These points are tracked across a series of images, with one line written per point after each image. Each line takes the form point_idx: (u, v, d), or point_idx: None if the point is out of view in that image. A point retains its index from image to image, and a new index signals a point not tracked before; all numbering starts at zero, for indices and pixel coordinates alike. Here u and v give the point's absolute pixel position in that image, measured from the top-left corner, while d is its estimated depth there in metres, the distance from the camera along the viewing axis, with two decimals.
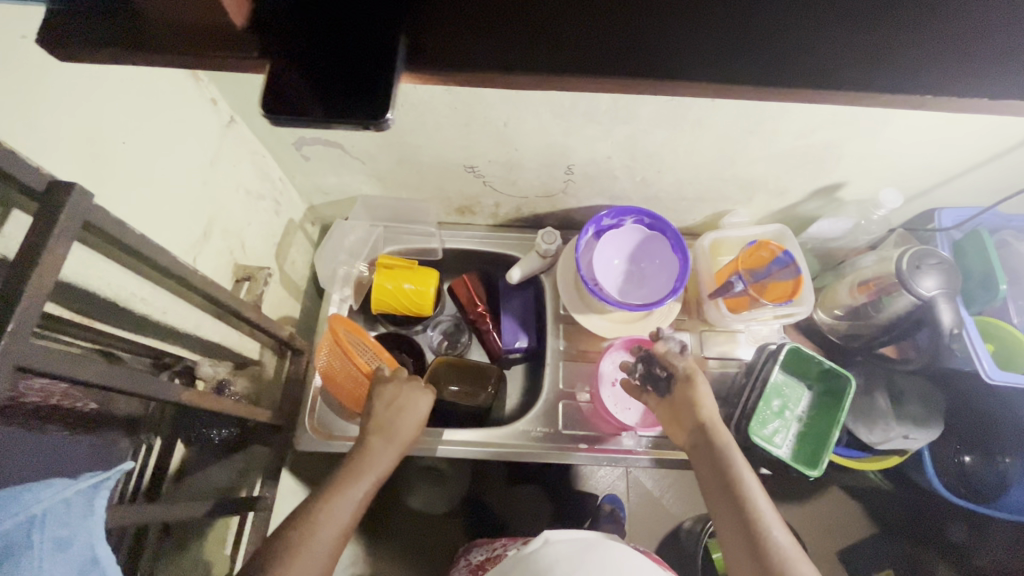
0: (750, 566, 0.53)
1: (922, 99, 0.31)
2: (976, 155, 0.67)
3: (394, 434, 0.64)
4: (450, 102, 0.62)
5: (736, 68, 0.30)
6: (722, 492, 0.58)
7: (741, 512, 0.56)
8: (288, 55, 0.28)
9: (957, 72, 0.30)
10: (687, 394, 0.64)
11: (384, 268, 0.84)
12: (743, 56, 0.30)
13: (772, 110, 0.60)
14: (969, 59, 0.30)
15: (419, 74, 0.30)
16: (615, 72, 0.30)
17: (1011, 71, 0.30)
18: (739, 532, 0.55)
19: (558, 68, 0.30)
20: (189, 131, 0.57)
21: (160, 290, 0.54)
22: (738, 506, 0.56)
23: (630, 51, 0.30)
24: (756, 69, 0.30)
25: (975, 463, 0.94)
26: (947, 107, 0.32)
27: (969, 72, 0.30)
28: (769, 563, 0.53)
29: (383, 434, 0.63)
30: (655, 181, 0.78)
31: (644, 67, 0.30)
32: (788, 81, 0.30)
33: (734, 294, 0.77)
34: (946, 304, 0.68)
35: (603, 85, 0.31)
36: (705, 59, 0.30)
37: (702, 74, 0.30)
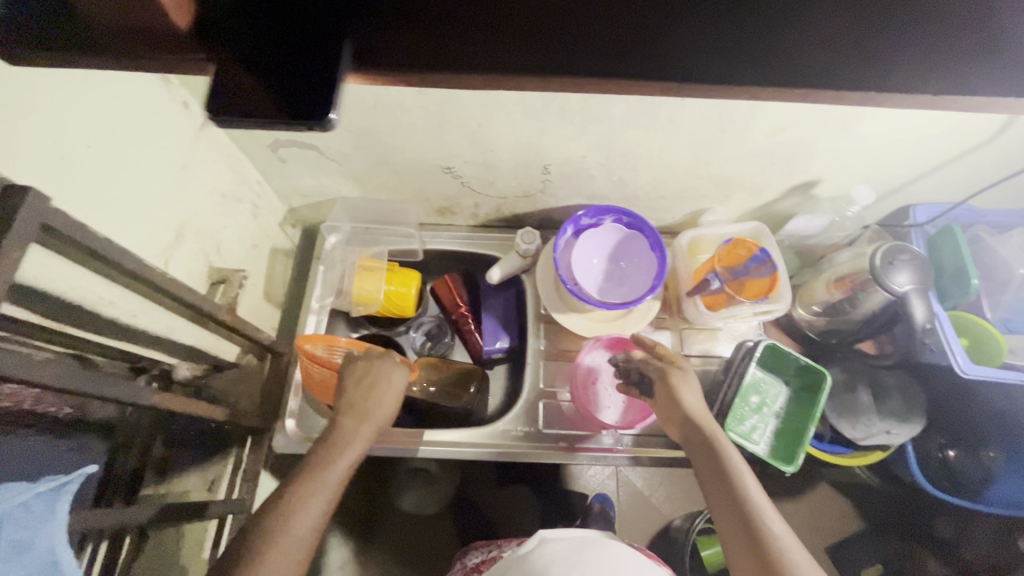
0: (750, 557, 0.52)
1: (869, 95, 0.31)
2: (946, 151, 0.68)
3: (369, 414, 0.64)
4: (422, 103, 0.62)
5: (682, 65, 0.30)
6: (711, 480, 0.57)
7: (735, 504, 0.55)
8: (234, 58, 0.28)
9: (900, 68, 0.31)
10: (669, 382, 0.64)
11: (365, 268, 0.84)
12: (688, 54, 0.30)
13: (742, 107, 0.60)
14: (910, 55, 0.31)
15: (367, 76, 0.30)
16: (562, 71, 0.30)
17: (952, 67, 0.31)
18: (734, 522, 0.54)
19: (507, 67, 0.30)
20: (160, 134, 0.57)
21: (130, 293, 0.53)
22: (727, 492, 0.55)
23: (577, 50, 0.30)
24: (701, 67, 0.31)
25: (960, 459, 0.94)
26: (894, 103, 0.32)
27: (910, 68, 0.31)
28: (765, 553, 0.51)
29: (360, 420, 0.63)
30: (632, 180, 0.78)
31: (590, 66, 0.30)
32: (733, 78, 0.31)
33: (712, 292, 0.77)
34: (918, 299, 0.69)
35: (553, 85, 0.32)
36: (650, 58, 0.30)
37: (648, 72, 0.30)
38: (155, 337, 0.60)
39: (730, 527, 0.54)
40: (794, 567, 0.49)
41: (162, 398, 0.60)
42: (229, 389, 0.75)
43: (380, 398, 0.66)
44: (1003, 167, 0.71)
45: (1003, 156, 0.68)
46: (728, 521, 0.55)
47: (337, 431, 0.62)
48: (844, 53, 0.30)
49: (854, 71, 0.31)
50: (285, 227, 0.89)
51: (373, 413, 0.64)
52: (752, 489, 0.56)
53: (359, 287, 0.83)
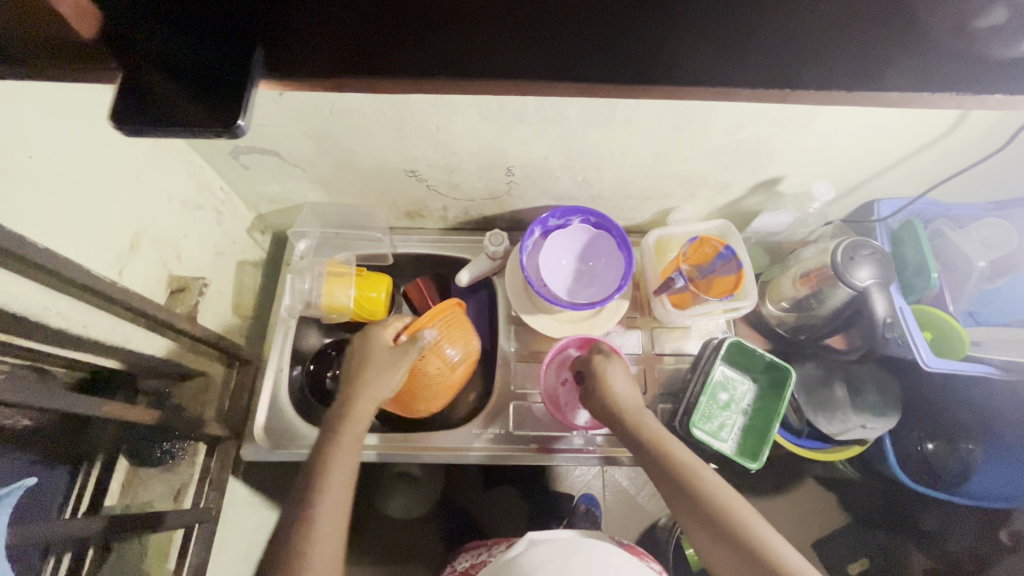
0: (694, 516, 0.56)
1: (813, 92, 0.31)
2: (903, 147, 0.68)
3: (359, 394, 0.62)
4: (377, 108, 0.62)
5: (613, 67, 0.30)
6: (663, 474, 0.59)
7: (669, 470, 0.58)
8: (143, 66, 0.28)
9: (840, 65, 0.30)
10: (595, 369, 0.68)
11: (333, 276, 0.83)
12: (620, 55, 0.30)
13: (695, 106, 0.60)
14: (851, 51, 0.30)
15: (280, 81, 0.30)
16: (492, 74, 0.30)
17: (895, 62, 0.30)
18: (674, 487, 0.58)
19: (436, 72, 0.30)
20: (112, 144, 0.57)
21: (80, 304, 0.53)
22: (672, 471, 0.58)
23: (506, 52, 0.30)
24: (635, 68, 0.30)
25: (939, 451, 0.92)
26: (841, 100, 0.32)
27: (852, 65, 0.30)
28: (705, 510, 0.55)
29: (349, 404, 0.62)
30: (597, 180, 0.79)
31: (519, 70, 0.30)
32: (665, 79, 0.30)
33: (678, 290, 0.77)
34: (878, 294, 0.70)
35: (485, 88, 0.31)
36: (580, 60, 0.30)
37: (577, 73, 0.30)
38: (112, 347, 0.60)
39: (694, 518, 0.56)
40: (737, 517, 0.54)
41: (116, 407, 0.59)
42: (194, 397, 0.75)
43: (359, 376, 0.64)
44: (961, 159, 0.71)
45: (960, 149, 0.69)
46: (688, 513, 0.57)
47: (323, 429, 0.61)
48: (766, 49, 0.30)
49: (802, 67, 0.31)
50: (253, 234, 0.89)
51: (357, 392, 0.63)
52: (705, 473, 0.58)
53: (329, 295, 0.82)
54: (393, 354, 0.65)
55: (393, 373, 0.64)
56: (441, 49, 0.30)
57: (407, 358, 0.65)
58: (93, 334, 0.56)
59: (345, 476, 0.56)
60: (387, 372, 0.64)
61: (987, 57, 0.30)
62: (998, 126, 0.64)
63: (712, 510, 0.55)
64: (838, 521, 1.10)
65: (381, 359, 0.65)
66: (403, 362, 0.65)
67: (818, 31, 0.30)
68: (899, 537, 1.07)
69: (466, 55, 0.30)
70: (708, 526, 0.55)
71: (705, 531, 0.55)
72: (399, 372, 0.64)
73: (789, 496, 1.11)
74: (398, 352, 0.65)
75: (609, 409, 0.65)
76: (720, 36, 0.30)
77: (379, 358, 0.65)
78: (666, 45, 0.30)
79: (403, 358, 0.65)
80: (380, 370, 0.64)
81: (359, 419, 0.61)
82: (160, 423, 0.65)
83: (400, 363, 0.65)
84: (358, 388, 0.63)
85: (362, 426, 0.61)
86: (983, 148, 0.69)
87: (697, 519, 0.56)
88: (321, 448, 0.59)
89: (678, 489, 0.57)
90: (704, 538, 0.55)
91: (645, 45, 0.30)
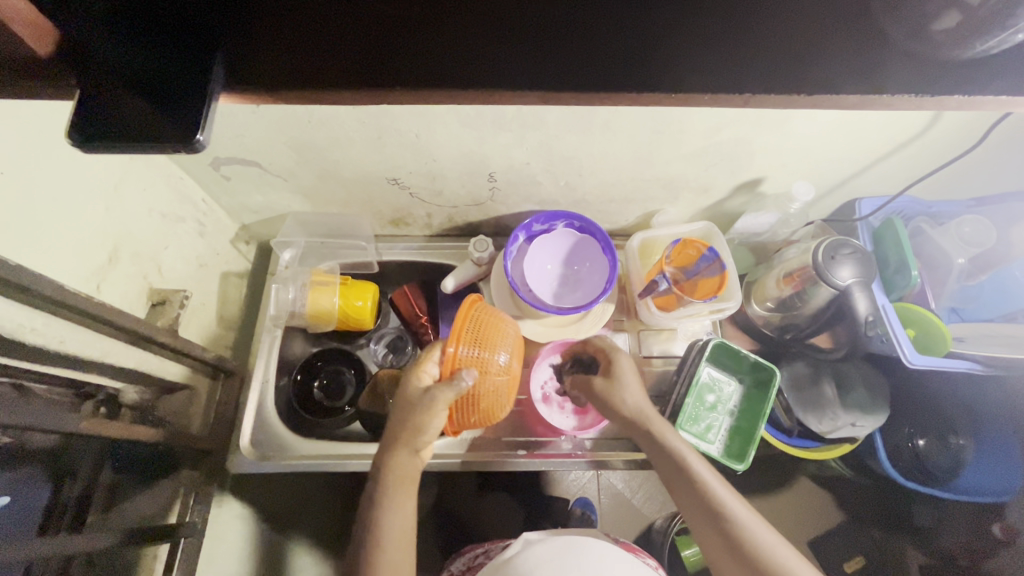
0: (718, 540, 0.56)
1: (785, 97, 0.31)
2: (881, 146, 0.69)
3: (407, 444, 0.58)
4: (357, 117, 0.62)
5: (583, 75, 0.30)
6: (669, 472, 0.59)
7: (694, 492, 0.57)
8: (100, 81, 0.28)
9: (808, 70, 0.30)
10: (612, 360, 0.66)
11: (317, 285, 0.82)
12: (589, 64, 0.30)
13: (673, 110, 0.61)
14: (817, 56, 0.30)
15: (239, 95, 0.30)
16: (461, 84, 0.30)
17: (864, 66, 0.30)
18: (698, 509, 0.57)
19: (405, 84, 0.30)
20: (88, 157, 0.57)
21: (57, 320, 0.53)
22: (698, 495, 0.57)
23: (475, 63, 0.30)
24: (606, 75, 0.30)
25: (930, 446, 0.91)
26: (813, 104, 0.32)
27: (821, 69, 0.30)
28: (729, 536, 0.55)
29: (396, 454, 0.58)
30: (580, 185, 0.79)
31: (488, 80, 0.30)
32: (636, 86, 0.30)
33: (662, 293, 0.78)
34: (860, 292, 0.70)
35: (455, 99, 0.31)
36: (548, 72, 0.30)
37: (545, 82, 0.30)
38: (91, 362, 0.59)
39: (696, 514, 0.57)
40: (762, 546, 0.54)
41: (95, 422, 0.58)
42: (179, 410, 0.75)
43: (394, 420, 0.59)
44: (938, 157, 0.72)
45: (938, 147, 0.69)
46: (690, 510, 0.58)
47: (372, 477, 0.60)
48: (731, 56, 0.31)
49: (774, 71, 0.30)
50: (237, 244, 0.89)
51: (396, 437, 0.58)
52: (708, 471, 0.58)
53: (315, 303, 0.82)
54: (423, 399, 0.56)
55: (427, 420, 0.56)
56: (409, 59, 0.30)
57: (439, 405, 0.55)
58: (70, 349, 0.56)
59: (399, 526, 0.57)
60: (419, 419, 0.56)
61: (946, 59, 0.31)
62: (973, 123, 0.65)
63: (716, 507, 0.56)
64: (832, 519, 1.10)
65: (411, 405, 0.57)
66: (434, 410, 0.55)
67: (786, 38, 0.31)
68: (893, 534, 1.07)
69: (434, 64, 0.30)
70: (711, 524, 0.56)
71: (709, 530, 0.56)
72: (435, 419, 0.56)
73: (783, 496, 1.11)
74: (426, 400, 0.55)
75: (632, 413, 0.61)
76: (689, 43, 0.31)
77: (409, 400, 0.57)
78: (638, 55, 0.31)
79: (435, 405, 0.56)
80: (412, 419, 0.57)
81: (403, 466, 0.58)
82: (142, 437, 0.64)
83: (432, 410, 0.56)
84: (395, 434, 0.58)
85: (408, 472, 0.59)
86: (958, 146, 0.70)
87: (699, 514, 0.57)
88: (372, 500, 0.59)
89: (683, 487, 0.58)
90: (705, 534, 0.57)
91: (616, 54, 0.31)
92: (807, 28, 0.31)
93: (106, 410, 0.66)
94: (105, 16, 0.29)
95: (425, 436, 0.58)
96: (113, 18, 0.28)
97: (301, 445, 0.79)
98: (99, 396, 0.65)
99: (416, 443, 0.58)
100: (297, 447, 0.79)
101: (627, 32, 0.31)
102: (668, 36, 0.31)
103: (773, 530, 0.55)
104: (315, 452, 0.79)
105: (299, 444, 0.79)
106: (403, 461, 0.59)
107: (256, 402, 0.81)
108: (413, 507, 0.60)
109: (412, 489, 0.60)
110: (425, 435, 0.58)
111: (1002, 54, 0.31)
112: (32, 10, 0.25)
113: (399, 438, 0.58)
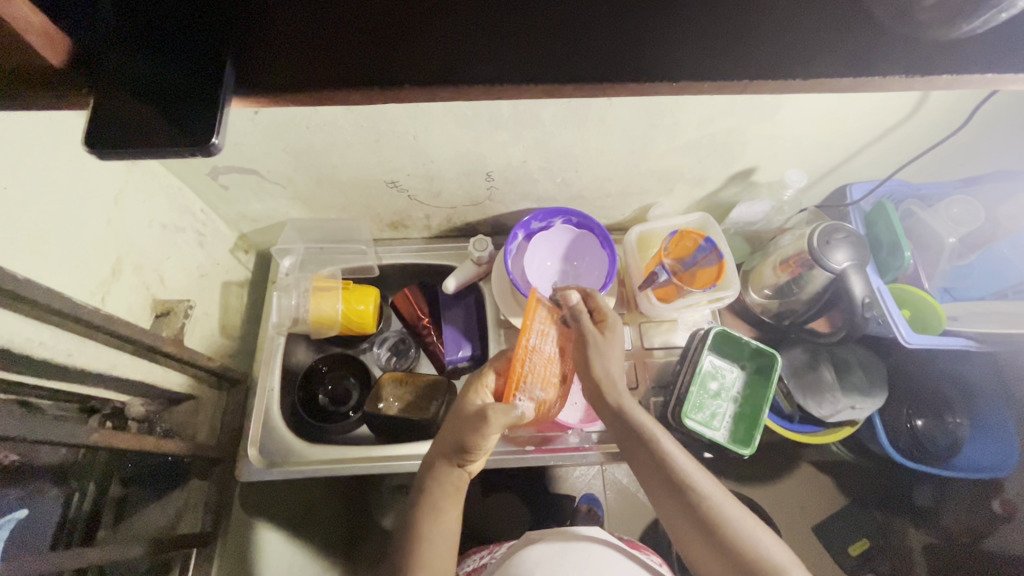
0: (687, 521, 0.56)
1: (786, 82, 0.32)
2: (870, 131, 0.70)
3: (453, 455, 0.61)
4: (354, 121, 0.62)
5: (585, 67, 0.31)
6: (654, 477, 0.59)
7: (659, 465, 0.58)
8: (113, 90, 0.29)
9: (805, 51, 0.31)
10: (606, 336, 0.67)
11: (319, 290, 0.83)
12: (593, 54, 0.31)
13: (666, 102, 0.61)
14: (813, 40, 0.31)
15: (249, 99, 0.31)
16: (468, 80, 0.31)
17: (857, 47, 0.31)
18: (665, 487, 0.58)
19: (416, 79, 0.30)
20: (87, 171, 0.57)
21: (62, 333, 0.53)
22: (662, 467, 0.58)
23: (480, 55, 0.31)
24: (608, 65, 0.31)
25: (928, 426, 0.93)
26: (812, 89, 0.33)
27: (816, 53, 0.31)
28: (699, 515, 0.55)
29: (441, 463, 0.62)
30: (576, 180, 0.80)
31: (493, 74, 0.31)
32: (642, 75, 0.31)
33: (662, 284, 0.78)
34: (856, 275, 0.72)
35: (463, 95, 0.32)
36: (551, 62, 0.31)
37: (550, 75, 0.31)
38: (96, 374, 0.59)
39: (682, 519, 0.56)
40: (728, 524, 0.54)
41: (107, 434, 0.59)
42: (185, 421, 0.74)
43: (449, 432, 0.62)
44: (925, 140, 0.74)
45: (924, 130, 0.71)
46: (674, 513, 0.57)
47: (417, 486, 0.62)
48: (729, 41, 0.32)
49: (770, 51, 0.31)
50: (237, 253, 0.89)
51: (445, 450, 0.62)
52: (699, 478, 0.57)
53: (317, 309, 0.82)
54: (475, 417, 0.61)
55: (476, 437, 0.60)
56: (420, 53, 0.31)
57: (489, 422, 0.59)
58: (77, 363, 0.56)
59: (438, 536, 0.58)
60: (470, 438, 0.60)
61: (934, 39, 0.32)
62: (957, 105, 0.66)
63: (703, 514, 0.55)
64: (835, 502, 1.10)
65: (463, 422, 0.61)
66: (484, 427, 0.59)
67: (782, 22, 0.32)
68: (895, 515, 1.08)
69: (444, 57, 0.31)
70: (699, 526, 0.55)
71: (697, 535, 0.55)
72: (486, 436, 0.60)
73: (785, 482, 1.12)
74: (479, 419, 0.60)
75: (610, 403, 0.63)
76: (690, 27, 0.32)
77: (464, 418, 0.62)
78: (638, 43, 0.31)
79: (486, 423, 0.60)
80: (462, 434, 0.60)
81: (448, 478, 0.61)
82: (150, 449, 0.64)
83: (482, 427, 0.59)
84: (443, 447, 0.62)
85: (453, 483, 0.61)
86: (944, 128, 0.71)
87: (685, 518, 0.56)
88: (416, 503, 0.60)
89: (671, 494, 0.57)
90: (691, 538, 0.56)
91: (619, 44, 0.31)
92: (800, 13, 0.32)
93: (113, 424, 0.66)
94: (115, 25, 0.29)
95: (474, 454, 0.61)
96: (124, 29, 0.29)
97: (309, 450, 0.79)
98: (105, 410, 0.65)
99: (463, 458, 0.61)
100: (306, 451, 0.79)
101: (627, 22, 0.32)
102: (665, 24, 0.32)
103: (742, 505, 0.56)
104: (324, 457, 0.79)
105: (310, 450, 0.79)
106: (449, 473, 0.61)
107: (262, 411, 0.81)
108: (455, 520, 0.60)
109: (457, 502, 0.61)
110: (475, 452, 0.61)
111: (990, 33, 0.32)
112: (43, 22, 0.26)
113: (448, 451, 0.61)
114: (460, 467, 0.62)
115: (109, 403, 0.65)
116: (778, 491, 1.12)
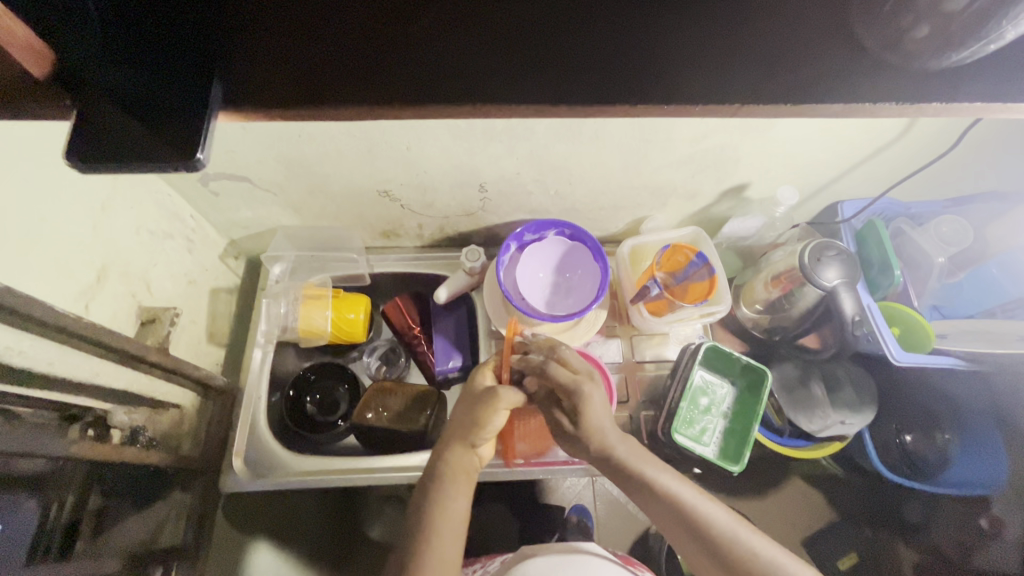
0: (684, 536, 0.58)
1: (781, 108, 0.32)
2: (861, 151, 0.71)
3: (464, 434, 0.62)
4: (347, 131, 0.62)
5: (574, 90, 0.31)
6: (662, 509, 0.59)
7: (651, 482, 0.60)
8: (102, 104, 0.28)
9: (797, 75, 0.31)
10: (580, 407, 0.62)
11: (309, 298, 0.82)
12: (584, 76, 0.31)
13: (659, 121, 0.62)
14: (804, 62, 0.32)
15: (239, 113, 0.30)
16: (465, 104, 0.31)
17: (848, 76, 0.31)
18: (659, 503, 0.59)
19: (410, 97, 0.30)
20: (71, 175, 0.55)
21: (45, 342, 0.52)
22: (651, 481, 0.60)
23: (474, 77, 0.31)
24: (601, 90, 0.31)
25: (918, 443, 0.92)
26: (805, 114, 0.33)
27: (808, 78, 0.31)
28: (698, 529, 0.57)
29: (455, 443, 0.62)
30: (570, 194, 0.80)
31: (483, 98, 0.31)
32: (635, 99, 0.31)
33: (653, 298, 0.78)
34: (846, 292, 0.73)
35: (456, 114, 0.31)
36: (541, 84, 0.31)
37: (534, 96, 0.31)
38: (79, 383, 0.58)
39: (689, 543, 0.58)
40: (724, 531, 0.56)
41: (87, 445, 0.57)
42: (169, 431, 0.73)
43: (457, 418, 0.64)
44: (915, 160, 0.74)
45: (915, 151, 0.72)
46: (684, 543, 0.58)
47: (425, 477, 0.61)
48: (723, 60, 0.32)
49: (767, 76, 0.31)
50: (226, 259, 0.88)
51: (457, 432, 0.62)
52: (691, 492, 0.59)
53: (306, 318, 0.82)
54: (487, 393, 0.62)
55: (487, 411, 0.61)
56: (411, 75, 0.31)
57: (502, 398, 0.61)
58: (58, 371, 0.55)
59: (449, 522, 0.57)
60: (482, 411, 0.61)
61: (925, 68, 0.32)
62: (946, 128, 0.67)
63: (700, 529, 0.56)
64: (824, 518, 1.09)
65: (476, 400, 0.63)
66: (495, 402, 0.61)
67: (775, 44, 0.32)
68: (884, 530, 1.07)
69: (440, 79, 0.31)
70: (706, 551, 0.56)
71: (699, 553, 0.57)
72: (497, 411, 0.61)
73: (776, 495, 1.11)
74: (490, 393, 0.62)
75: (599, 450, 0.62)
76: (686, 47, 0.32)
77: (475, 396, 0.64)
78: (632, 64, 0.31)
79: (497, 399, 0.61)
80: (473, 410, 0.62)
81: (460, 460, 0.61)
82: (132, 459, 0.63)
83: (494, 403, 0.61)
84: (457, 430, 0.63)
85: (466, 467, 0.61)
86: (934, 151, 0.73)
87: (686, 535, 0.57)
88: (425, 497, 0.59)
89: (671, 514, 0.58)
90: (693, 552, 0.57)
91: (611, 66, 0.31)
92: (791, 34, 0.32)
93: (93, 432, 0.62)
94: (102, 43, 0.29)
95: (484, 433, 0.62)
96: (111, 43, 0.29)
97: (298, 463, 0.78)
98: (87, 418, 0.61)
99: (475, 438, 0.62)
100: (292, 460, 0.78)
101: (624, 38, 0.32)
102: (665, 40, 0.32)
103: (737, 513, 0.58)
104: (311, 468, 0.78)
105: (297, 460, 0.78)
106: (460, 457, 0.61)
107: (248, 419, 0.80)
108: (465, 510, 0.59)
109: (467, 490, 0.60)
110: (486, 429, 0.62)
111: (978, 64, 0.33)
112: (30, 35, 0.25)
113: (461, 433, 0.62)
114: (471, 449, 0.62)
115: (92, 410, 0.61)
116: (771, 503, 1.10)
